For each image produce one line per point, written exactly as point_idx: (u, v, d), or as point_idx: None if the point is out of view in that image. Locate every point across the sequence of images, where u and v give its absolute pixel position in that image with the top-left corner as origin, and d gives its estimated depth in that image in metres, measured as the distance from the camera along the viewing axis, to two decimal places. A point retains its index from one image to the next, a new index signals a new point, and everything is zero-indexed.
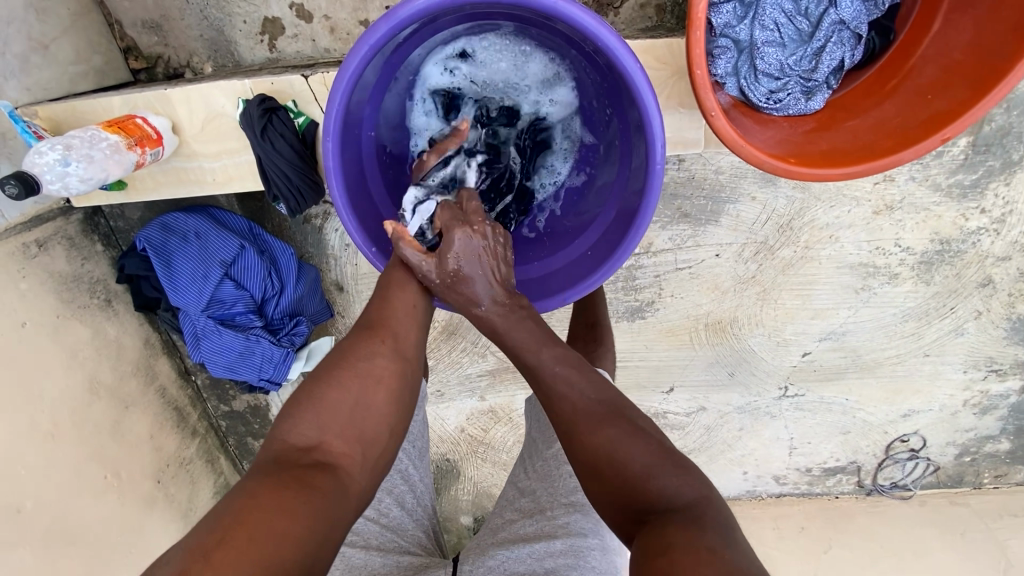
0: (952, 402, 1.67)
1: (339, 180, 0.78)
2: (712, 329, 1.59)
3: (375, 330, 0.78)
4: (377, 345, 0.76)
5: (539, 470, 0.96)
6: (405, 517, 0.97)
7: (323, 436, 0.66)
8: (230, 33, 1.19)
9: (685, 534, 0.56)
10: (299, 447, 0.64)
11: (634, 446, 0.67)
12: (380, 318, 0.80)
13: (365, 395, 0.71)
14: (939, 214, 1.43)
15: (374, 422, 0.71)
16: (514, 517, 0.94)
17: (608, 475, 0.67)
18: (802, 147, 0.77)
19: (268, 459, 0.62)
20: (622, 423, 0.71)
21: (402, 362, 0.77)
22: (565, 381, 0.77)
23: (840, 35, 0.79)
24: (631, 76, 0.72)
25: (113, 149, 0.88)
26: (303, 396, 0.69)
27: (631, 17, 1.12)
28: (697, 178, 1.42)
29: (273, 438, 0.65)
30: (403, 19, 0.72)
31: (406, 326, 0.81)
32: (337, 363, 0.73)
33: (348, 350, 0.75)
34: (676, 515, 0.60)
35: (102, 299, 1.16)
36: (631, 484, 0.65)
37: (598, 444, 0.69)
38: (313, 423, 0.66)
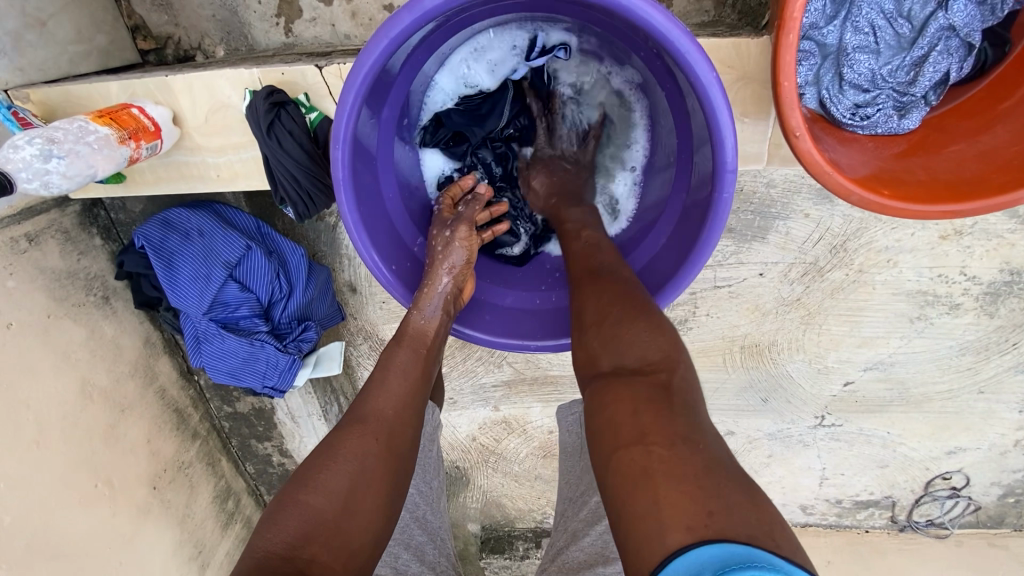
0: (1003, 442, 1.54)
1: (349, 192, 0.68)
2: (748, 352, 1.48)
3: (366, 424, 0.68)
4: (368, 443, 0.66)
5: (595, 510, 0.83)
6: (426, 572, 0.86)
7: (306, 544, 0.57)
8: (244, 14, 1.10)
9: (655, 420, 0.54)
10: (280, 558, 0.55)
11: (612, 300, 0.71)
12: (374, 404, 0.70)
13: (352, 500, 0.62)
14: (1012, 242, 1.28)
15: (362, 528, 0.62)
16: (560, 571, 0.87)
17: (589, 320, 0.71)
18: (893, 175, 0.66)
19: (244, 574, 0.53)
20: (614, 280, 0.74)
21: (396, 453, 0.68)
22: (578, 244, 0.82)
23: (947, 44, 0.66)
24: (704, 88, 0.62)
25: (102, 143, 0.79)
26: (284, 501, 0.60)
27: (686, 10, 1.00)
28: (744, 190, 1.29)
29: (253, 549, 0.56)
30: (431, 9, 0.61)
31: (402, 414, 0.71)
32: (323, 460, 0.63)
33: (333, 446, 0.65)
34: (640, 378, 0.60)
35: (99, 297, 1.08)
36: (604, 330, 0.68)
37: (585, 295, 0.75)
38: (295, 530, 0.57)
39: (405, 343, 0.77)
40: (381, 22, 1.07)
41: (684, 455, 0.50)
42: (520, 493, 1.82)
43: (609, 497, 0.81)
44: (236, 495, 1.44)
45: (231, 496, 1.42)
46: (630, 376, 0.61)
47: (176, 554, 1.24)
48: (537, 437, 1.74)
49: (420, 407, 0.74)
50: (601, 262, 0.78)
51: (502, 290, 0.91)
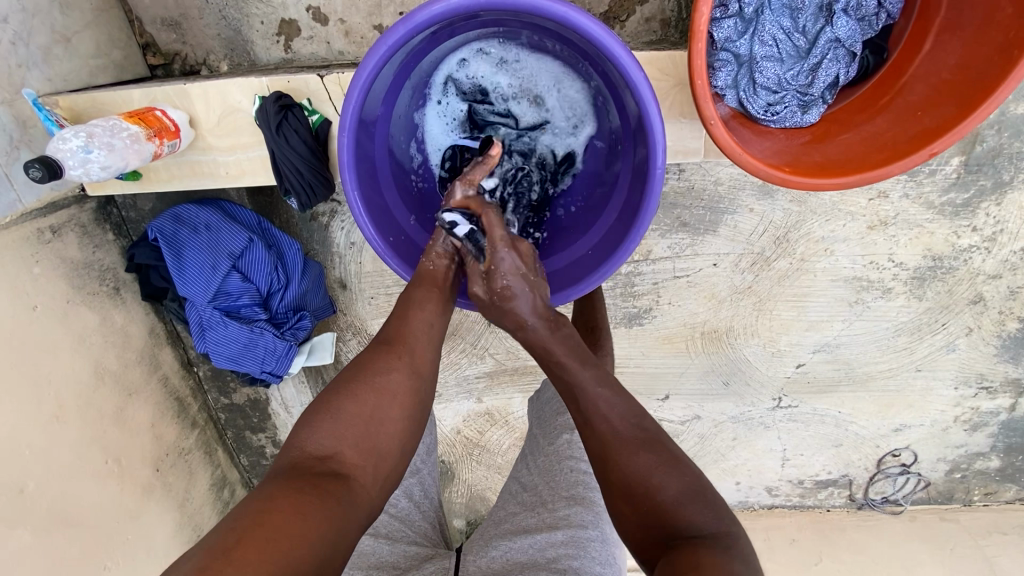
0: (944, 418, 1.68)
1: (353, 173, 0.81)
2: (708, 338, 1.62)
3: (394, 348, 0.79)
4: (394, 363, 0.77)
5: (542, 465, 0.96)
6: (413, 510, 0.98)
7: (338, 445, 0.68)
8: (247, 32, 1.23)
9: (711, 566, 0.55)
10: (315, 458, 0.66)
11: (667, 476, 0.65)
12: (396, 332, 0.81)
13: (380, 411, 0.72)
14: (932, 230, 1.45)
15: (388, 436, 0.72)
16: (516, 509, 0.94)
17: (638, 497, 0.65)
18: (797, 158, 0.81)
19: (284, 470, 0.64)
20: (659, 451, 0.69)
21: (418, 372, 0.78)
22: (599, 410, 0.75)
23: (835, 52, 0.83)
24: (635, 85, 0.75)
25: (132, 139, 0.91)
26: (321, 406, 0.71)
27: (636, 30, 1.16)
28: (696, 188, 1.44)
29: (291, 448, 0.68)
30: (421, 22, 0.75)
31: (424, 344, 0.81)
32: (356, 375, 0.74)
33: (365, 365, 0.76)
34: (704, 545, 0.59)
35: (111, 287, 1.18)
36: (664, 513, 0.63)
37: (626, 468, 0.68)
38: (328, 435, 0.68)
39: (422, 283, 0.87)
40: (371, 40, 1.21)
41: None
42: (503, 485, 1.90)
43: (563, 449, 0.94)
44: (231, 484, 1.51)
45: (227, 485, 1.49)
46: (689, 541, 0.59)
47: (175, 537, 1.31)
48: (518, 427, 1.84)
49: (438, 338, 0.84)
50: (636, 430, 0.72)
51: None
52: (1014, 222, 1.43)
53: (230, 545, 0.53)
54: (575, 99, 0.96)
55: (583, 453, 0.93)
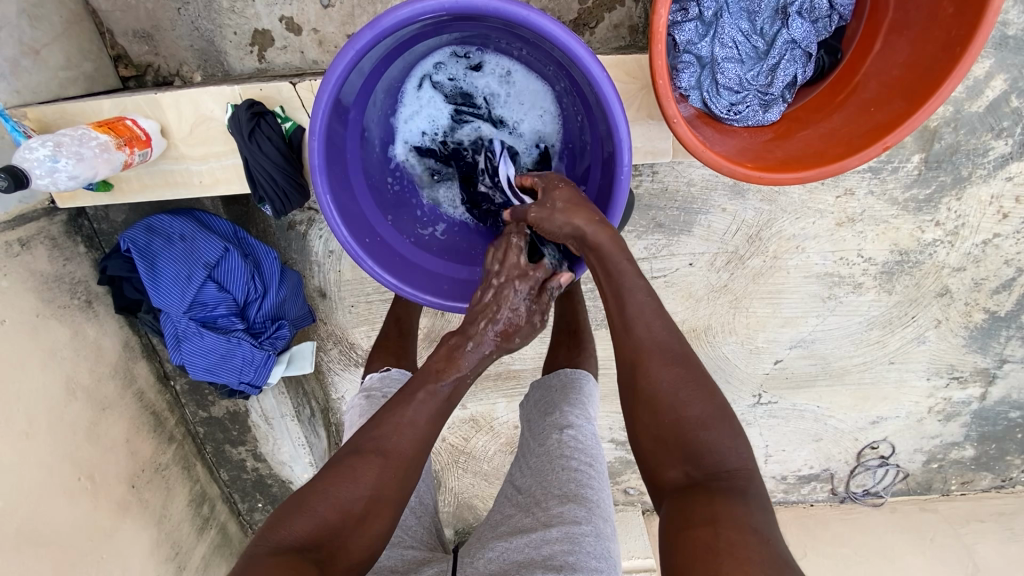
0: (918, 409, 1.72)
1: (324, 177, 0.81)
2: (686, 337, 1.64)
3: (389, 458, 0.76)
4: (385, 477, 0.75)
5: (534, 466, 0.92)
6: (411, 516, 0.96)
7: (315, 548, 0.69)
8: (220, 43, 1.23)
9: (729, 516, 0.64)
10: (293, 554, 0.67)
11: (694, 398, 0.72)
12: (395, 442, 0.78)
13: (359, 521, 0.73)
14: (897, 226, 1.49)
15: (362, 546, 0.73)
16: (512, 511, 0.90)
17: (662, 412, 0.73)
18: (759, 155, 0.83)
19: (263, 558, 0.65)
20: (688, 368, 0.74)
21: (406, 487, 0.77)
22: (643, 318, 0.77)
23: (792, 53, 0.86)
24: (598, 84, 0.77)
25: (102, 148, 0.90)
26: (305, 505, 0.71)
27: (605, 36, 1.19)
28: (670, 189, 1.47)
29: (270, 537, 0.68)
30: (388, 27, 0.76)
31: (417, 456, 0.79)
32: (344, 479, 0.74)
33: (358, 470, 0.74)
34: (721, 486, 0.68)
35: (82, 300, 1.16)
36: (684, 431, 0.71)
37: (656, 384, 0.74)
38: (309, 534, 0.69)
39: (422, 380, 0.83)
40: None
41: (758, 547, 0.60)
42: (491, 491, 1.90)
43: (554, 448, 0.91)
44: (211, 500, 1.48)
45: (206, 501, 1.47)
46: (709, 482, 0.69)
47: (153, 555, 1.28)
48: (503, 432, 1.84)
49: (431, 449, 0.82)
50: (672, 344, 0.75)
51: (459, 266, 1.03)
52: (975, 216, 1.48)
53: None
54: (544, 102, 0.98)
55: (575, 450, 0.89)
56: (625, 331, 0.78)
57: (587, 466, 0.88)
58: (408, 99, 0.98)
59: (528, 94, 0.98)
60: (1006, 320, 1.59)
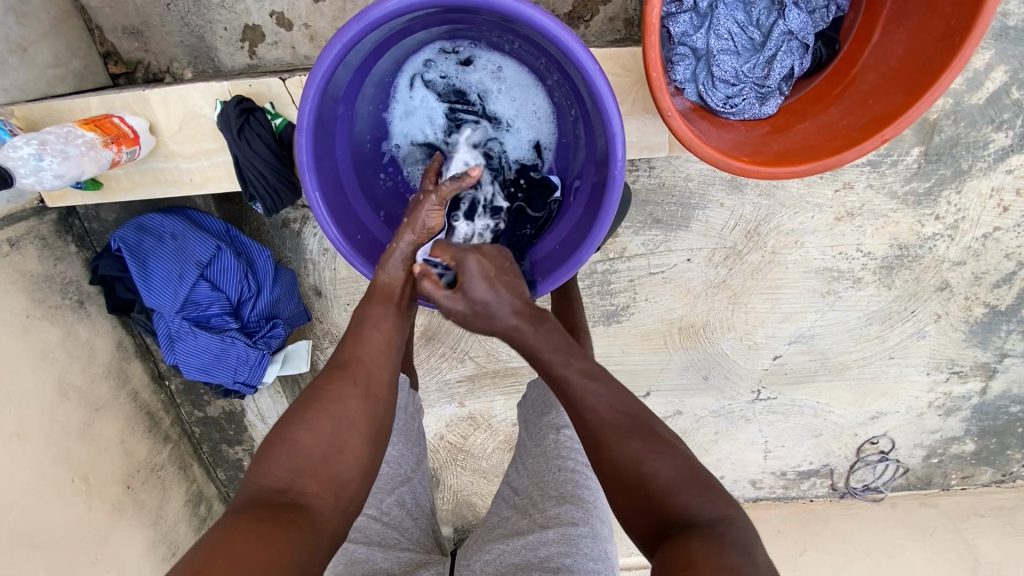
0: (918, 404, 1.71)
1: (313, 174, 0.80)
2: (685, 333, 1.63)
3: (346, 369, 0.78)
4: (348, 387, 0.76)
5: (531, 466, 0.91)
6: (407, 517, 0.93)
7: (295, 478, 0.68)
8: (210, 39, 1.22)
9: (706, 555, 0.58)
10: (275, 491, 0.67)
11: (659, 460, 0.68)
12: (351, 354, 0.80)
13: (336, 440, 0.72)
14: (896, 220, 1.48)
15: (347, 464, 0.72)
16: (509, 513, 0.89)
17: (627, 482, 0.69)
18: (756, 149, 0.82)
19: (242, 505, 0.65)
20: (647, 434, 0.71)
21: (375, 394, 0.78)
22: (590, 400, 0.76)
23: (789, 45, 0.85)
24: (591, 77, 0.76)
25: (88, 146, 0.89)
26: (277, 438, 0.71)
27: (600, 29, 1.17)
28: (667, 184, 1.46)
29: (249, 484, 0.68)
30: (375, 20, 0.75)
31: (378, 362, 0.80)
32: (308, 404, 0.74)
33: (319, 391, 0.75)
34: (700, 531, 0.62)
35: (74, 300, 1.15)
36: (652, 493, 0.67)
37: (618, 457, 0.70)
38: (286, 467, 0.69)
39: (377, 299, 0.85)
40: None
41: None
42: (489, 489, 1.89)
43: (551, 449, 0.89)
44: (208, 500, 1.47)
45: (203, 501, 1.46)
46: (688, 532, 0.62)
47: (149, 555, 1.28)
48: (502, 430, 1.83)
49: (395, 356, 0.82)
50: (625, 416, 0.73)
51: None
52: (975, 209, 1.46)
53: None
54: (537, 97, 0.97)
55: (572, 451, 0.87)
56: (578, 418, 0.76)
57: (584, 466, 0.87)
58: (399, 94, 0.97)
59: (520, 89, 0.97)
60: (1006, 315, 1.58)
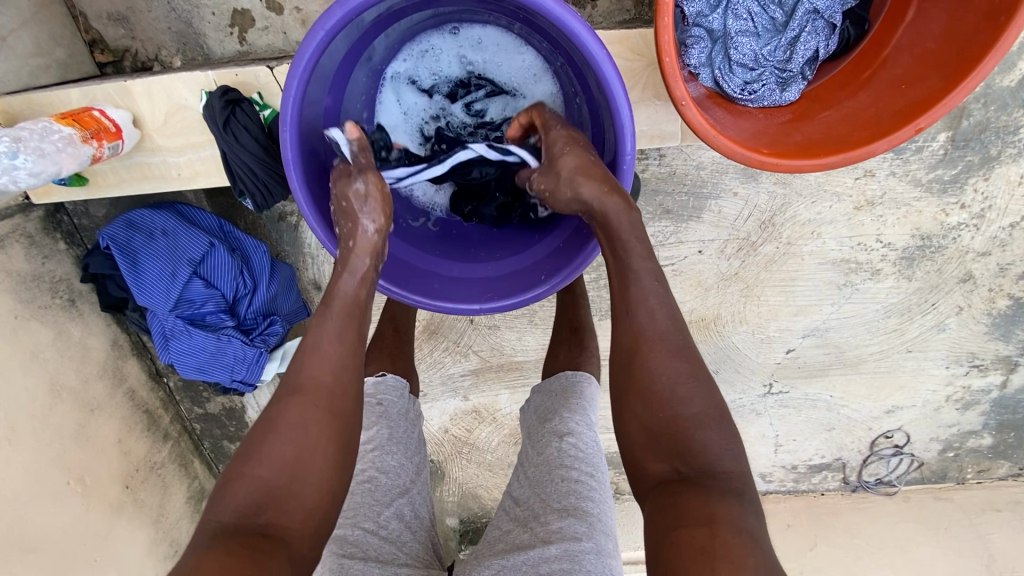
0: (936, 398, 1.65)
1: (298, 172, 0.76)
2: (695, 326, 1.58)
3: (305, 390, 0.69)
4: (307, 411, 0.67)
5: (534, 475, 0.87)
6: (404, 529, 0.89)
7: (257, 515, 0.62)
8: (198, 25, 1.16)
9: (726, 517, 0.59)
10: (234, 530, 0.60)
11: (694, 392, 0.68)
12: (308, 372, 0.70)
13: (298, 467, 0.65)
14: (919, 209, 1.41)
15: (313, 488, 0.66)
16: (511, 526, 0.86)
17: (657, 406, 0.68)
18: (775, 139, 0.76)
19: (202, 547, 0.59)
20: (690, 362, 0.69)
21: (339, 412, 0.69)
22: (648, 304, 0.71)
23: (814, 25, 0.79)
24: (597, 63, 0.70)
25: (66, 142, 0.85)
26: (237, 470, 0.64)
27: (608, 9, 1.10)
28: (678, 173, 1.40)
29: (208, 521, 0.62)
30: (358, 5, 0.70)
31: (340, 378, 0.71)
32: (267, 431, 0.66)
33: (276, 415, 0.67)
34: (715, 484, 0.63)
35: (65, 300, 1.12)
36: (681, 426, 0.66)
37: (655, 375, 0.69)
38: (247, 502, 0.62)
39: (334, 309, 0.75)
40: None
41: (750, 548, 0.57)
42: (496, 481, 1.87)
43: (554, 457, 0.86)
44: None
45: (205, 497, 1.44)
46: (704, 480, 0.63)
47: (150, 554, 1.27)
48: (507, 424, 1.80)
49: (358, 367, 0.73)
50: (673, 334, 0.70)
51: (449, 262, 0.95)
52: (1003, 197, 1.39)
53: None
54: (538, 80, 0.92)
55: (575, 460, 0.85)
56: (627, 315, 0.72)
57: (588, 477, 0.84)
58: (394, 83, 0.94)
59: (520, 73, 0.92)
60: None
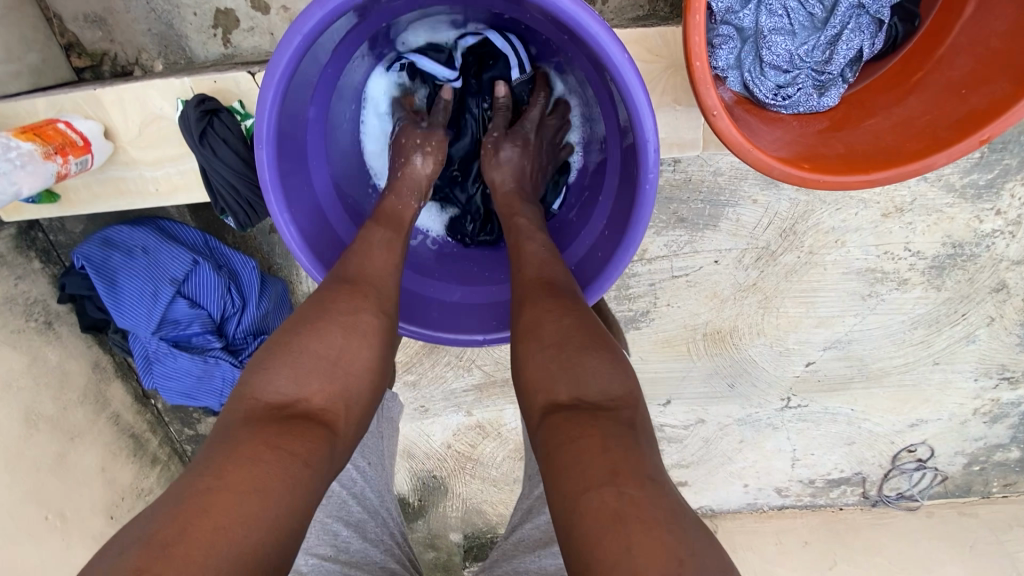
0: (962, 411, 1.54)
1: (277, 194, 0.68)
2: (711, 339, 1.48)
3: (356, 286, 0.68)
4: (357, 300, 0.67)
5: None
6: (370, 549, 0.88)
7: (303, 390, 0.59)
8: (180, 26, 1.08)
9: (627, 458, 0.50)
10: (275, 408, 0.57)
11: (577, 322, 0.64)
12: (358, 270, 0.70)
13: (347, 349, 0.63)
14: (952, 215, 1.33)
15: (358, 377, 0.64)
16: (516, 550, 0.89)
17: (543, 339, 0.63)
18: (816, 151, 0.68)
19: (238, 421, 0.55)
20: (572, 302, 0.67)
21: (385, 311, 0.69)
22: (539, 257, 0.73)
23: (859, 20, 0.71)
24: (617, 69, 0.62)
25: (25, 158, 0.77)
26: (279, 346, 0.62)
27: (620, 5, 1.01)
28: (694, 179, 1.32)
29: (244, 397, 0.58)
30: (342, 3, 0.62)
31: (389, 282, 0.72)
32: (312, 317, 0.64)
33: (324, 301, 0.66)
34: (609, 416, 0.55)
35: (41, 322, 1.05)
36: (570, 356, 0.61)
37: (541, 316, 0.65)
38: (291, 379, 0.59)
39: (383, 223, 0.78)
40: None
41: (657, 500, 0.47)
42: (501, 497, 1.78)
43: None
44: None
45: None
46: (594, 410, 0.55)
47: None
48: (512, 439, 1.71)
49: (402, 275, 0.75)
50: (560, 279, 0.70)
51: (451, 285, 0.88)
52: None
53: (193, 513, 0.46)
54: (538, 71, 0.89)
55: None
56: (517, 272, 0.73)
57: None
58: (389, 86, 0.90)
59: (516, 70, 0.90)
60: None
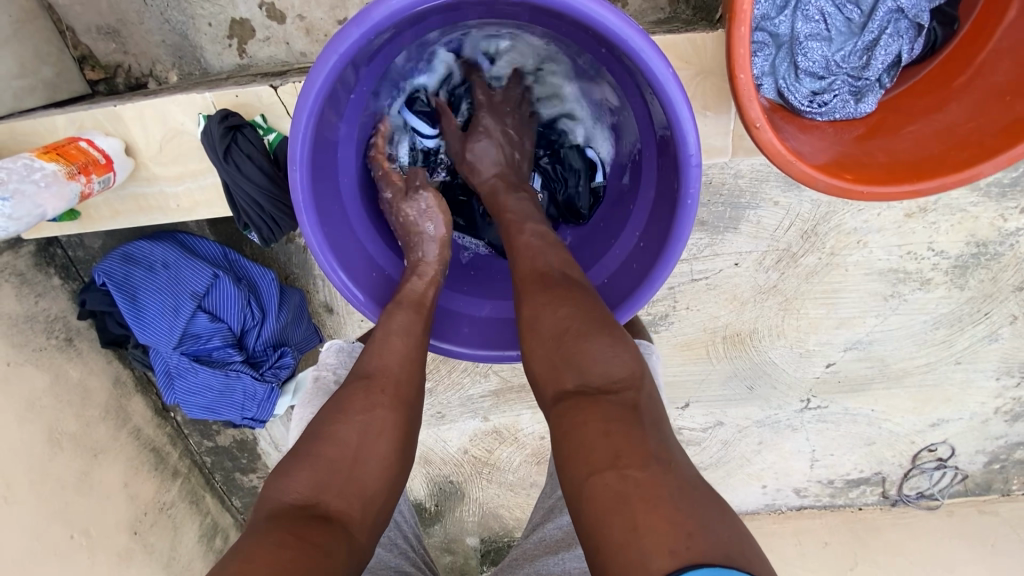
0: (984, 410, 1.50)
1: (311, 214, 0.68)
2: (730, 341, 1.46)
3: (374, 379, 0.67)
4: (375, 395, 0.66)
5: None
6: (383, 553, 0.88)
7: (320, 492, 0.58)
8: (194, 37, 1.07)
9: (628, 441, 0.52)
10: (295, 507, 0.56)
11: (572, 311, 0.65)
12: (378, 362, 0.69)
13: (364, 449, 0.62)
14: (975, 215, 1.31)
15: (377, 475, 0.62)
16: (536, 551, 0.88)
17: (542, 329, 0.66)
18: (856, 159, 0.70)
19: (257, 524, 0.54)
20: (569, 291, 0.68)
21: (406, 404, 0.68)
22: (538, 252, 0.74)
23: (896, 25, 0.73)
24: (662, 85, 0.61)
25: (49, 180, 0.76)
26: (299, 452, 0.61)
27: (641, 8, 1.00)
28: (714, 182, 1.30)
29: (265, 499, 0.57)
30: (380, 21, 0.61)
31: (410, 371, 0.70)
32: (332, 416, 0.64)
33: (344, 400, 0.65)
34: (611, 399, 0.57)
35: (61, 339, 1.05)
36: (569, 346, 0.62)
37: (538, 310, 0.67)
38: (309, 480, 0.58)
39: (405, 305, 0.75)
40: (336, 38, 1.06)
41: (662, 476, 0.50)
42: (517, 502, 1.77)
43: None
44: (225, 531, 1.38)
45: (219, 533, 1.36)
46: (597, 394, 0.58)
47: None
48: (529, 444, 1.70)
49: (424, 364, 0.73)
50: (556, 270, 0.71)
51: (480, 299, 0.87)
52: None
53: None
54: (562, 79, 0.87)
55: None
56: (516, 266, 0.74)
57: None
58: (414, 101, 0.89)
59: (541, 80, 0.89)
60: None
